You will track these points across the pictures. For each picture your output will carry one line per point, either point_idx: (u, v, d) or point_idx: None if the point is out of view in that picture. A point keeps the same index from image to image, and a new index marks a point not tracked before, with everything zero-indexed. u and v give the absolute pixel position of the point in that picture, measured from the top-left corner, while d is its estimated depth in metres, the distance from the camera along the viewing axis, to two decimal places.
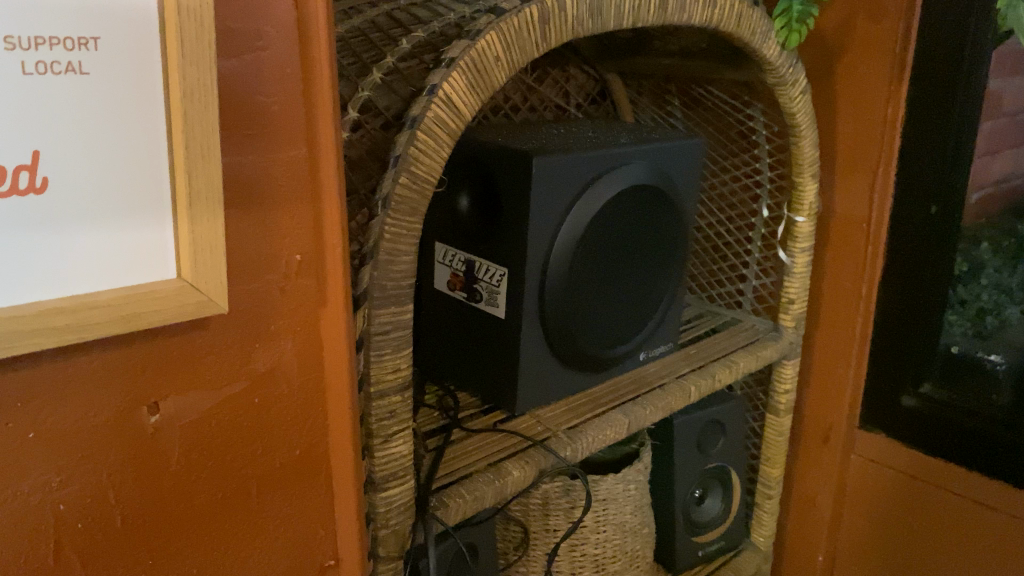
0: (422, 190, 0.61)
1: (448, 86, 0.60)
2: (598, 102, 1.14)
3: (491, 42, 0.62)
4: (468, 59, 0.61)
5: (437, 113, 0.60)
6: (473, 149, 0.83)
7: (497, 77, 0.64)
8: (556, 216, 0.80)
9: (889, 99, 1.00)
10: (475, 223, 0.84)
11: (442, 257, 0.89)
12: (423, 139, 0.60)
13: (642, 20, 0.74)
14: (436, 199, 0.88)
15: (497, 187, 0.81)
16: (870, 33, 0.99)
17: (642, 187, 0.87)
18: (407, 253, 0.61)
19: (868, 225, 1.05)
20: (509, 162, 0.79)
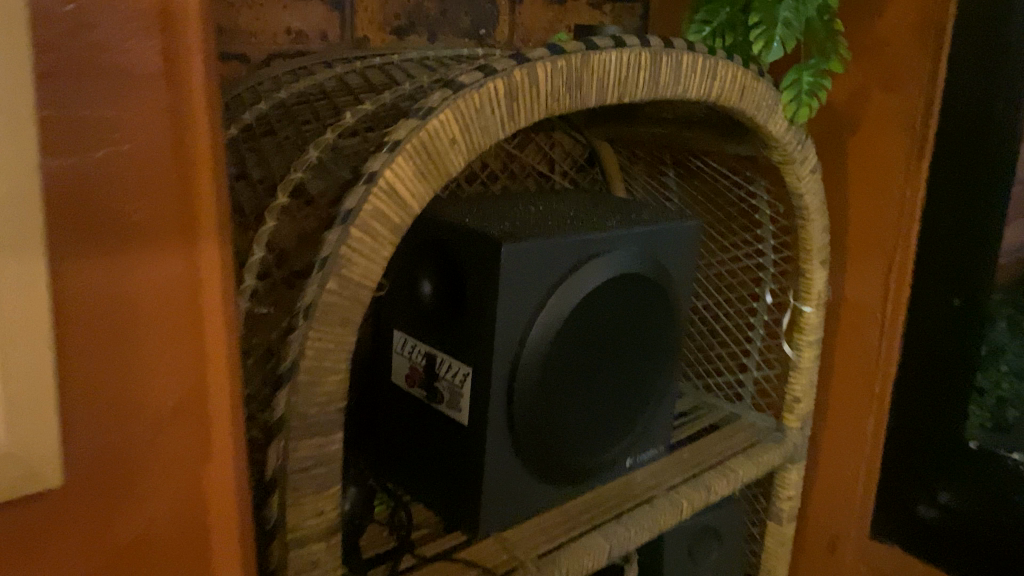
0: (357, 296, 0.50)
1: (390, 176, 0.50)
2: (586, 169, 1.04)
3: (445, 122, 0.52)
4: (416, 142, 0.51)
5: (376, 206, 0.50)
6: (436, 230, 0.72)
7: (452, 162, 0.54)
8: (530, 310, 0.70)
9: (908, 180, 0.89)
10: (440, 312, 0.72)
11: (400, 347, 0.77)
12: (358, 238, 0.49)
13: (629, 94, 0.64)
14: (396, 285, 0.77)
15: (462, 276, 0.70)
16: (886, 105, 0.89)
17: (629, 276, 0.77)
18: (335, 372, 0.51)
19: (882, 314, 0.94)
20: (475, 249, 0.68)
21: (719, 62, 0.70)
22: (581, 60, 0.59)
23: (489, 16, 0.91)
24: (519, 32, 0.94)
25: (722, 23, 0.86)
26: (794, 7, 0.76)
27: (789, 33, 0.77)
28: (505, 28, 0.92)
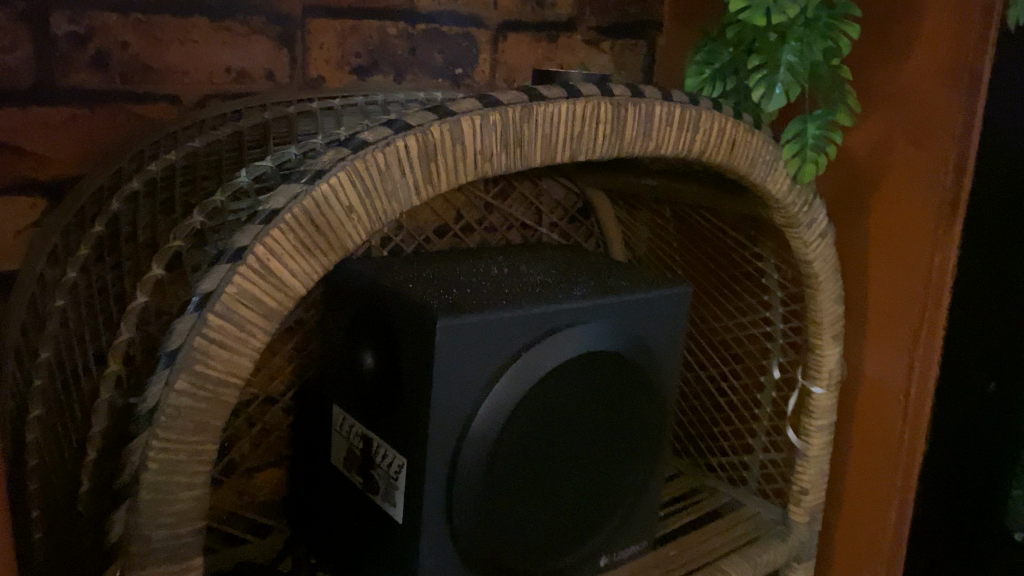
0: (220, 396, 0.42)
1: (261, 251, 0.42)
2: (579, 221, 0.95)
3: (338, 188, 0.44)
4: (298, 211, 0.42)
5: (242, 288, 0.41)
6: (377, 296, 0.64)
7: (352, 234, 0.45)
8: (474, 394, 0.60)
9: (937, 246, 0.77)
10: (377, 391, 0.64)
11: (339, 426, 0.68)
12: (218, 326, 0.41)
13: (586, 151, 0.55)
14: (338, 353, 0.69)
15: (399, 352, 0.61)
16: (911, 159, 0.78)
17: (602, 356, 0.66)
18: (191, 488, 0.42)
19: (906, 398, 0.82)
20: (412, 323, 0.59)
21: (701, 112, 0.61)
22: (520, 112, 0.51)
23: (466, 54, 0.82)
24: (501, 72, 0.85)
25: (722, 64, 0.76)
26: (798, 49, 0.66)
27: (793, 79, 0.67)
28: (485, 67, 0.84)
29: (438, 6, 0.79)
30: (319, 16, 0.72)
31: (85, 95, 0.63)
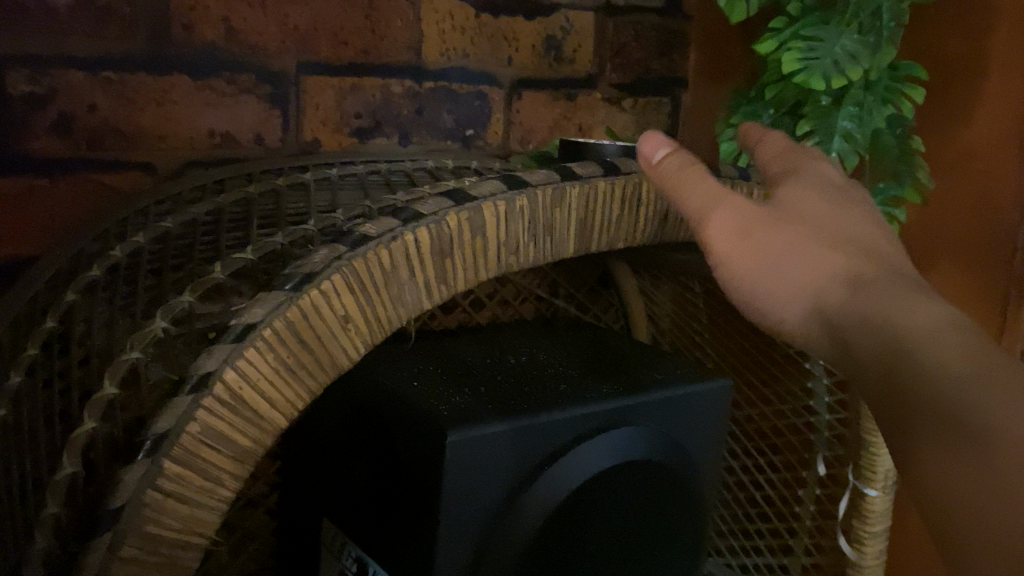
0: (174, 560, 0.33)
1: (233, 378, 0.33)
2: (597, 291, 0.84)
3: (331, 294, 0.35)
4: (278, 324, 0.34)
5: (206, 426, 0.33)
6: (376, 397, 0.55)
7: (347, 348, 0.36)
8: (489, 516, 0.51)
9: (1004, 329, 0.68)
10: (375, 508, 0.54)
11: (329, 544, 0.59)
12: (173, 474, 0.32)
13: (625, 237, 0.46)
14: (327, 458, 0.59)
15: (402, 465, 0.52)
16: (974, 236, 0.69)
17: (635, 465, 0.57)
18: None
19: None
20: (418, 434, 0.51)
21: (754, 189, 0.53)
22: (551, 195, 0.42)
23: (478, 114, 0.74)
24: (516, 133, 0.77)
25: (762, 127, 0.68)
26: (856, 114, 0.59)
27: (850, 147, 0.59)
28: (498, 128, 0.76)
29: (448, 61, 0.71)
30: (315, 72, 0.64)
31: (45, 164, 0.55)
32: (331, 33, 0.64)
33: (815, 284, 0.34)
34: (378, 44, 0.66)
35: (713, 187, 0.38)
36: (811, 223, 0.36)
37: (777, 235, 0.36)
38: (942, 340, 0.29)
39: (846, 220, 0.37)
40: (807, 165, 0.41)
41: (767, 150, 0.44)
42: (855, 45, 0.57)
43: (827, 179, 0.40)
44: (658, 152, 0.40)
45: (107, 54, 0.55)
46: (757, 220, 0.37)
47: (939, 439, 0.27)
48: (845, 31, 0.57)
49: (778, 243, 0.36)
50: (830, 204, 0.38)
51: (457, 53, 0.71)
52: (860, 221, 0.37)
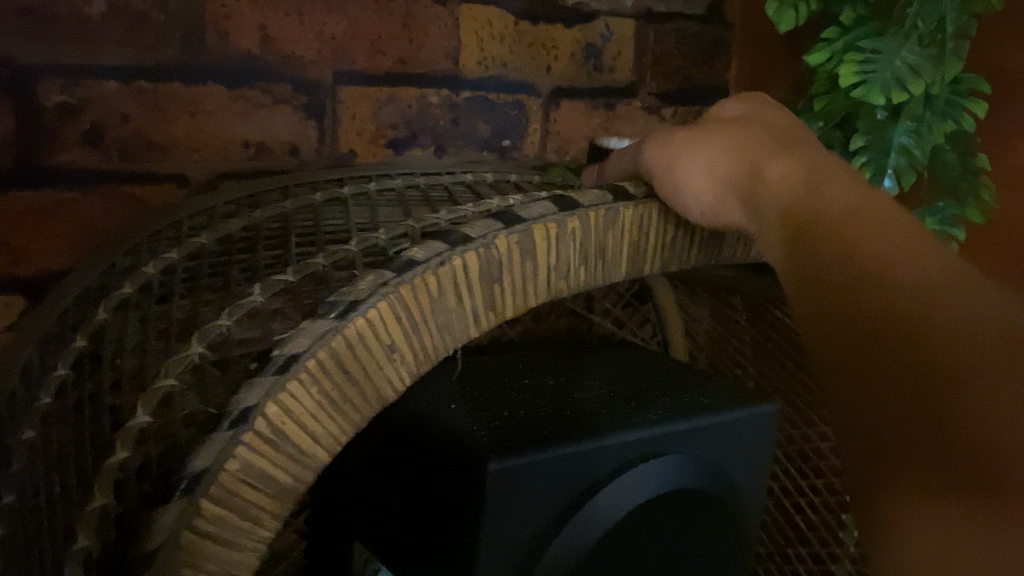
0: None
1: (275, 414, 0.31)
2: (634, 305, 0.82)
3: (378, 323, 0.34)
4: (321, 356, 0.32)
5: (247, 463, 0.31)
6: (412, 420, 0.53)
7: (392, 380, 0.35)
8: (531, 547, 0.49)
9: None
10: (409, 535, 0.53)
11: (362, 569, 0.58)
12: (210, 515, 0.30)
13: (679, 260, 0.44)
14: (358, 480, 0.58)
15: (438, 494, 0.50)
16: None
17: (680, 495, 0.55)
18: None
19: None
20: (458, 461, 0.49)
21: None
22: (604, 217, 0.40)
23: (515, 125, 0.72)
24: (553, 143, 0.75)
25: None
26: (914, 129, 0.57)
27: (907, 163, 0.57)
28: (535, 138, 0.73)
29: (485, 70, 0.69)
30: (351, 82, 0.62)
31: (76, 176, 0.54)
32: (368, 42, 0.62)
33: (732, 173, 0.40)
34: (415, 53, 0.65)
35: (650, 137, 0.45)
36: (723, 125, 0.43)
37: (711, 147, 0.42)
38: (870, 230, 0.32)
39: (779, 126, 0.43)
40: (750, 95, 0.47)
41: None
42: (918, 57, 0.54)
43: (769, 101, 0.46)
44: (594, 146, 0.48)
45: (141, 64, 0.54)
46: (684, 140, 0.43)
47: (912, 364, 0.29)
48: (907, 42, 0.54)
49: (691, 142, 0.42)
50: (765, 118, 0.44)
51: (494, 61, 0.69)
52: (772, 118, 0.44)
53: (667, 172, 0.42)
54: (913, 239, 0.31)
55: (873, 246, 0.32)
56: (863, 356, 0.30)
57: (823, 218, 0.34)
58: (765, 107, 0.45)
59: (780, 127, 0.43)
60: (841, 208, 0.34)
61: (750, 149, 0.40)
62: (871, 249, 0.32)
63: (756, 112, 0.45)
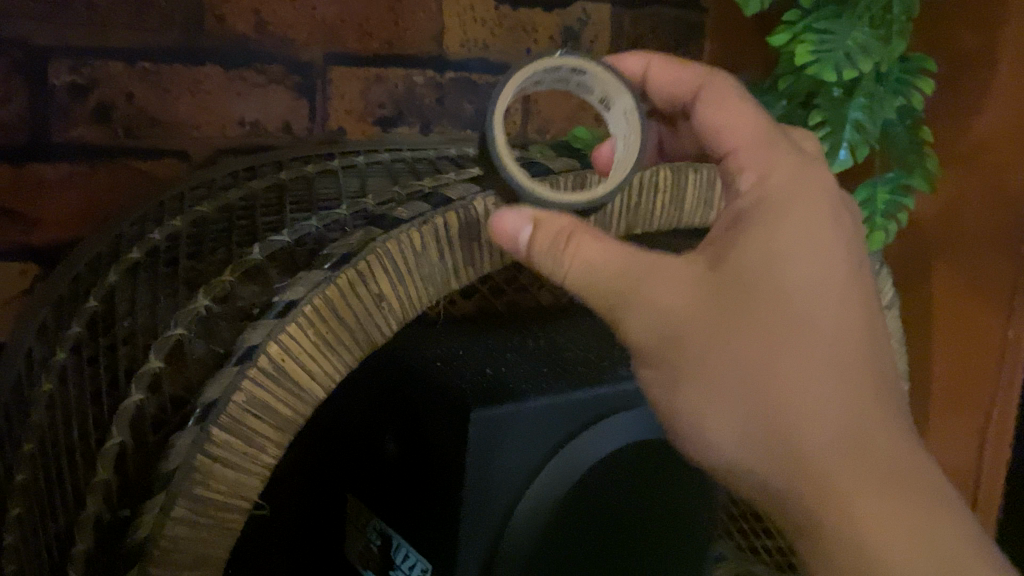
0: (220, 523, 0.35)
1: (275, 352, 0.35)
2: None
3: (367, 273, 0.38)
4: (317, 304, 0.36)
5: (251, 395, 0.35)
6: (399, 377, 0.58)
7: (380, 326, 0.39)
8: (512, 490, 0.54)
9: (1009, 326, 0.71)
10: (397, 483, 0.57)
11: (354, 519, 0.61)
12: (220, 441, 0.34)
13: (645, 224, 0.48)
14: (351, 436, 0.62)
15: (425, 443, 0.55)
16: (984, 225, 0.71)
17: (650, 445, 0.59)
18: None
19: (975, 487, 0.76)
20: (443, 411, 0.53)
21: None
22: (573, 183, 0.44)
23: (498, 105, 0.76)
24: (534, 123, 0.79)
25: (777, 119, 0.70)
26: (867, 105, 0.61)
27: (861, 138, 0.61)
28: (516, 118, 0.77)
29: (469, 52, 0.73)
30: (341, 64, 0.66)
31: (85, 151, 0.57)
32: (357, 25, 0.66)
33: (740, 393, 0.36)
34: (401, 36, 0.68)
35: (631, 267, 0.37)
36: (744, 333, 0.36)
37: (727, 346, 0.36)
38: (816, 404, 0.35)
39: (822, 311, 0.37)
40: (798, 205, 0.38)
41: (720, 116, 0.43)
42: (868, 37, 0.58)
43: (796, 231, 0.37)
44: (523, 233, 0.37)
45: (146, 46, 0.57)
46: (693, 318, 0.37)
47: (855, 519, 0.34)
48: (859, 24, 0.59)
49: (707, 362, 0.37)
50: (807, 283, 0.37)
51: (478, 44, 0.73)
52: (796, 302, 0.36)
53: (667, 355, 0.38)
54: (811, 390, 0.36)
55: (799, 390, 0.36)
56: (792, 525, 0.36)
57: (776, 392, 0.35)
58: (810, 238, 0.37)
59: (819, 309, 0.37)
60: (765, 378, 0.36)
61: (763, 368, 0.36)
62: (805, 414, 0.35)
63: (785, 290, 0.36)
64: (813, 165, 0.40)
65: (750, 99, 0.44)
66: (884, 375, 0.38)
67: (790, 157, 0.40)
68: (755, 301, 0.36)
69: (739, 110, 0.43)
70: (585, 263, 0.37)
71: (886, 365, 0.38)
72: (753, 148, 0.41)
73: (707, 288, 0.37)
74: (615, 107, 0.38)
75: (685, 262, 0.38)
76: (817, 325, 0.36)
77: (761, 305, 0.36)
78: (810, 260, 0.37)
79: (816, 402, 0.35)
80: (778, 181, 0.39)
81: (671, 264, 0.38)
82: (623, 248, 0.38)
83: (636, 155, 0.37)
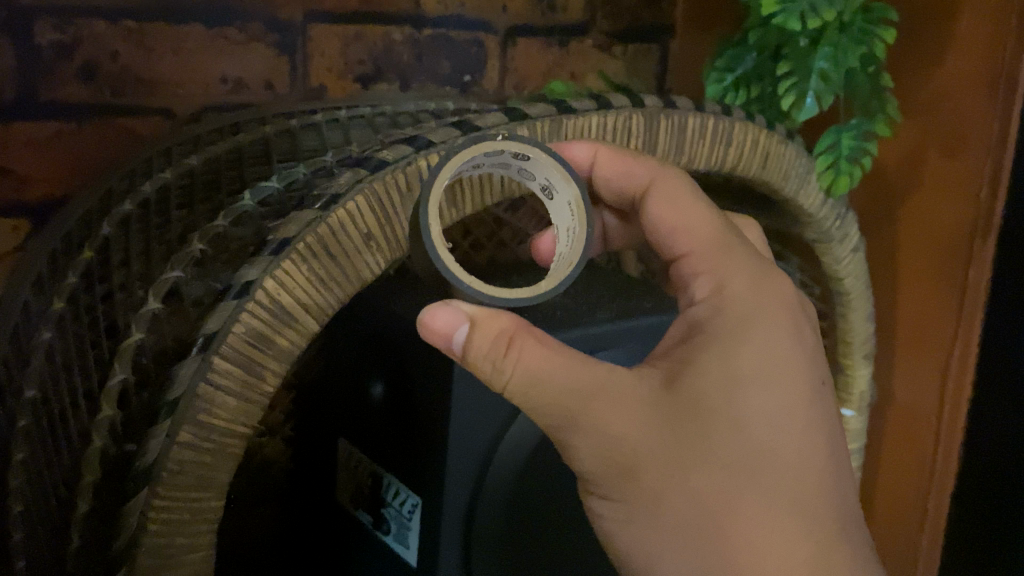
0: (224, 447, 0.38)
1: (271, 286, 0.37)
2: None
3: (355, 213, 0.40)
4: (309, 241, 0.38)
5: (249, 326, 0.37)
6: (385, 322, 0.60)
7: (370, 263, 0.41)
8: (495, 430, 0.56)
9: (971, 265, 0.74)
10: (385, 425, 0.59)
11: (345, 461, 0.64)
12: (220, 370, 0.37)
13: None
14: (340, 382, 0.64)
15: (411, 385, 0.57)
16: (945, 171, 0.74)
17: None
18: (188, 548, 0.38)
19: (938, 423, 0.80)
20: (428, 353, 0.55)
21: (735, 124, 0.56)
22: (550, 126, 0.46)
23: (475, 61, 0.77)
24: (511, 79, 0.80)
25: (747, 70, 0.72)
26: (831, 54, 0.63)
27: (826, 86, 0.63)
28: (494, 74, 0.79)
29: (445, 9, 0.74)
30: (320, 22, 0.67)
31: (72, 109, 0.58)
32: None
33: (689, 513, 0.37)
34: None
35: (581, 386, 0.37)
36: (697, 461, 0.37)
37: (688, 479, 0.37)
38: (758, 529, 0.37)
39: (782, 439, 0.38)
40: (759, 324, 0.40)
41: (672, 215, 0.45)
42: None
43: (757, 357, 0.39)
44: (457, 331, 0.37)
45: (127, 4, 0.58)
46: (656, 449, 0.37)
47: None
48: None
49: (660, 484, 0.37)
50: (768, 413, 0.38)
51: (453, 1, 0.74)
52: (752, 429, 0.38)
53: (616, 478, 0.38)
54: (757, 518, 0.37)
55: (746, 516, 0.37)
56: None
57: (725, 513, 0.37)
58: (765, 368, 0.39)
59: (775, 438, 0.38)
60: (713, 503, 0.37)
61: (713, 498, 0.37)
62: (748, 539, 0.37)
63: (745, 416, 0.38)
64: (765, 273, 0.42)
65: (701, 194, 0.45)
66: (835, 492, 0.40)
67: (747, 265, 0.42)
68: (719, 434, 0.37)
69: (691, 210, 0.44)
70: (522, 366, 0.37)
71: (840, 481, 0.40)
72: (709, 250, 0.43)
73: (668, 417, 0.37)
74: (560, 196, 0.40)
75: (640, 383, 0.38)
76: (774, 454, 0.38)
77: (722, 435, 0.37)
78: (769, 383, 0.38)
79: (759, 528, 0.37)
80: (735, 293, 0.41)
81: (625, 386, 0.38)
82: (568, 357, 0.38)
83: (581, 247, 0.38)
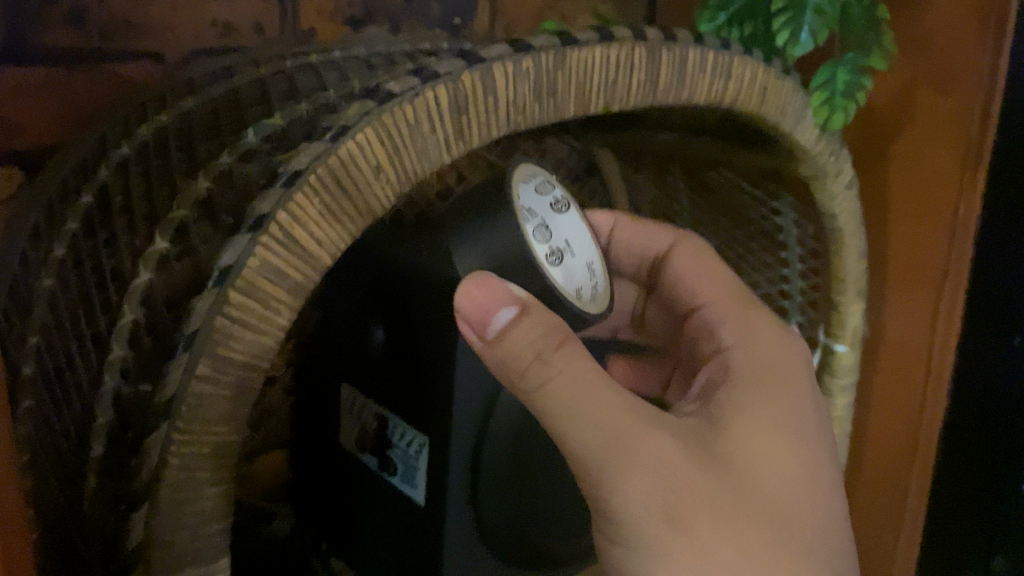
0: (242, 381, 0.38)
1: (285, 219, 0.37)
2: None
3: (364, 145, 0.39)
4: (319, 174, 0.38)
5: (264, 261, 0.37)
6: (383, 264, 0.60)
7: (380, 197, 0.40)
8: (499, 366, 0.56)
9: (962, 201, 0.75)
10: (389, 369, 0.60)
11: (348, 406, 0.64)
12: (236, 305, 0.36)
13: (621, 100, 0.50)
14: (340, 327, 0.64)
15: (415, 327, 0.57)
16: (936, 108, 0.74)
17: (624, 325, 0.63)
18: (212, 483, 0.38)
19: (930, 360, 0.81)
20: (431, 295, 0.55)
21: (734, 58, 0.56)
22: (553, 59, 0.46)
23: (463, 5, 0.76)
24: (500, 23, 0.80)
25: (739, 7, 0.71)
26: None
27: (821, 21, 0.63)
28: (482, 18, 0.78)
29: None
30: None
31: (59, 56, 0.57)
32: None
33: (735, 539, 0.39)
34: None
35: (633, 420, 0.40)
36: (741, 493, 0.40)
37: (734, 509, 0.39)
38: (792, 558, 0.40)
39: (802, 482, 0.42)
40: (779, 380, 0.45)
41: (694, 265, 0.56)
42: None
43: (782, 406, 0.44)
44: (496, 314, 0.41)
45: None
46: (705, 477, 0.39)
47: None
48: None
49: (708, 512, 0.39)
50: (792, 456, 0.42)
51: None
52: (783, 466, 0.42)
53: (658, 509, 0.39)
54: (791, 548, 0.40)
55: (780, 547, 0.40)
56: None
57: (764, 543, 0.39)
58: (790, 409, 0.44)
59: (798, 478, 0.42)
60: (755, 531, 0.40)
61: (756, 528, 0.40)
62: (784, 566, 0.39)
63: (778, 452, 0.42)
64: (782, 332, 0.49)
65: (718, 260, 0.57)
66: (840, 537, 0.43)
67: (761, 332, 0.49)
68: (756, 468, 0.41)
69: (716, 276, 0.55)
70: (568, 369, 0.40)
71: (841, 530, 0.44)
72: (732, 306, 0.52)
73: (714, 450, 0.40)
74: (577, 256, 0.51)
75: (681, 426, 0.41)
76: (795, 494, 0.42)
77: (759, 470, 0.41)
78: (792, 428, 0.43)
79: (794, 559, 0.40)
80: (752, 358, 0.47)
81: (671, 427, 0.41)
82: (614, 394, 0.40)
83: (595, 302, 0.50)
